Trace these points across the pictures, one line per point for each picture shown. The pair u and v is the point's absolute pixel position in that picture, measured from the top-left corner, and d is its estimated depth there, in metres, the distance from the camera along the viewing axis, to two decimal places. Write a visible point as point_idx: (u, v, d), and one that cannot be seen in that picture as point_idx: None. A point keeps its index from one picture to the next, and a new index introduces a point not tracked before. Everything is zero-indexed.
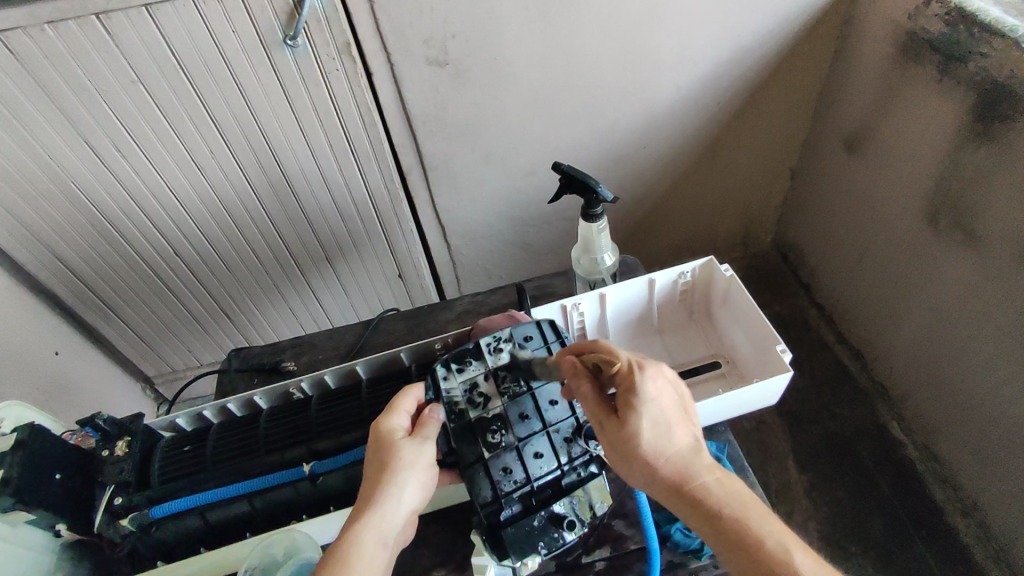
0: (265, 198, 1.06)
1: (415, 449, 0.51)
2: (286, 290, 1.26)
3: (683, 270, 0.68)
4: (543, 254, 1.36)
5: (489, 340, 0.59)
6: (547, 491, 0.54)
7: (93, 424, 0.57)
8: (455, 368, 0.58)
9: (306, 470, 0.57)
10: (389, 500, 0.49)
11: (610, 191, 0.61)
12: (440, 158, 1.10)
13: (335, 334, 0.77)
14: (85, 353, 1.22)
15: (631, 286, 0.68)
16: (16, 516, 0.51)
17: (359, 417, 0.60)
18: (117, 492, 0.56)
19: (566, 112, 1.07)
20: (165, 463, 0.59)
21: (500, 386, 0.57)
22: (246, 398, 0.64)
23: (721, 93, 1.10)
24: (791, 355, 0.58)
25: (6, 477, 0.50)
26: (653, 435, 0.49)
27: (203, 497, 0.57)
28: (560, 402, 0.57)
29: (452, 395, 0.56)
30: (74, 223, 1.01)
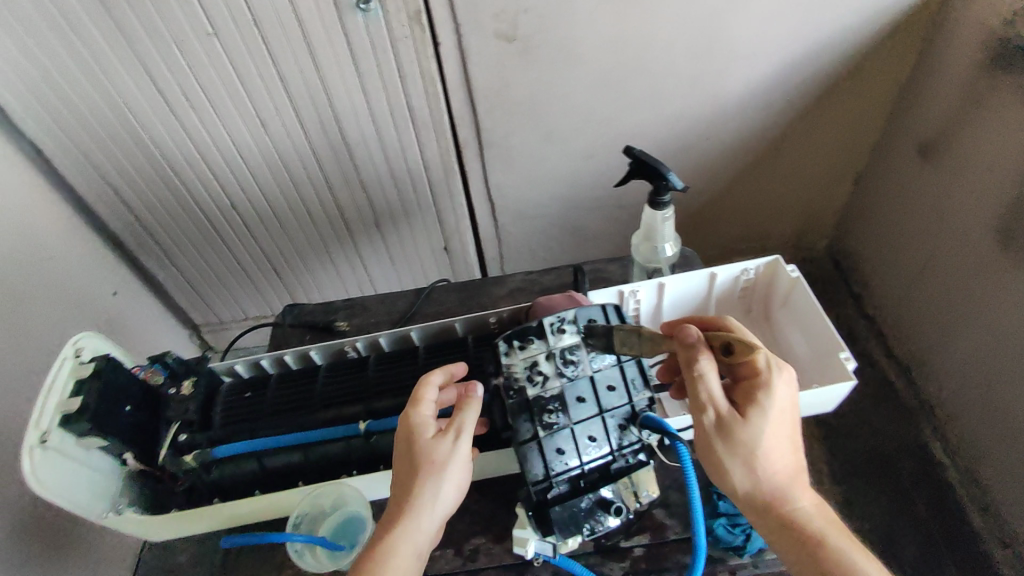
0: (324, 159, 1.08)
1: (448, 443, 0.52)
2: (334, 252, 1.28)
3: (746, 266, 0.66)
4: (590, 239, 1.35)
5: (553, 319, 0.56)
6: (594, 475, 0.54)
7: (162, 363, 0.60)
8: (516, 345, 0.55)
9: (360, 428, 0.58)
10: (428, 498, 0.51)
11: (682, 180, 0.58)
12: (498, 133, 1.09)
13: (387, 300, 0.76)
14: (138, 295, 1.27)
15: (693, 278, 0.66)
16: (91, 442, 0.54)
17: (415, 381, 0.62)
18: (181, 429, 0.59)
19: (629, 95, 1.05)
20: (226, 408, 0.62)
21: (561, 367, 0.55)
22: (303, 352, 0.65)
23: (791, 88, 1.06)
24: (855, 363, 0.57)
25: (86, 403, 0.53)
26: (768, 441, 0.52)
27: (260, 443, 0.59)
28: (616, 388, 0.55)
29: (512, 372, 0.55)
30: (142, 168, 1.05)
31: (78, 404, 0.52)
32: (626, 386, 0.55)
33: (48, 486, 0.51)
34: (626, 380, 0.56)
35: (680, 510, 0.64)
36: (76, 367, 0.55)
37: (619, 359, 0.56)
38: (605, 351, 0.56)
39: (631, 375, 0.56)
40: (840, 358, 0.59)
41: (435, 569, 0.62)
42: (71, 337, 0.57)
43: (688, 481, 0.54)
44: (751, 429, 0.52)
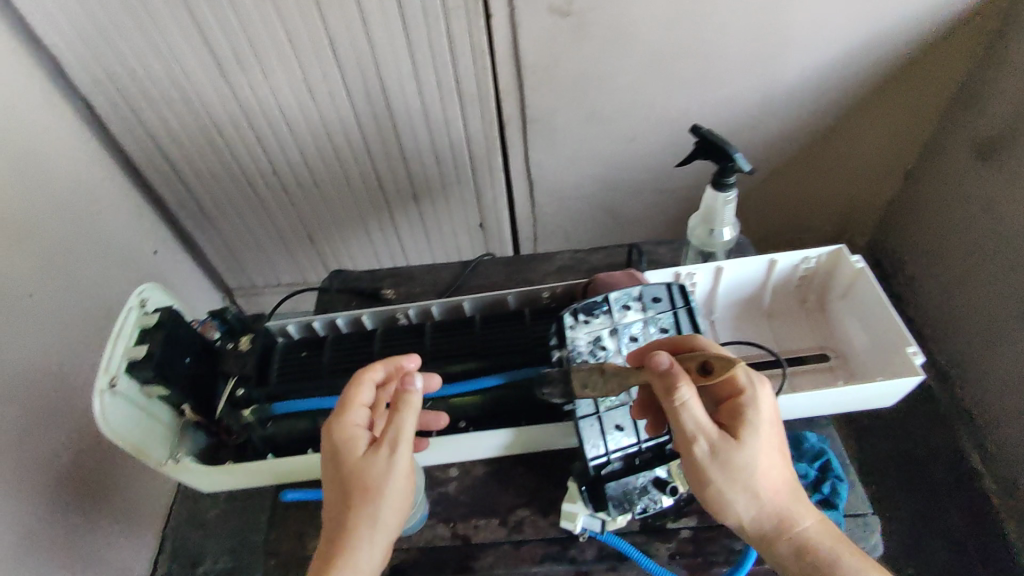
0: (367, 129, 1.08)
1: (383, 459, 0.51)
2: (370, 222, 1.28)
3: (808, 255, 0.64)
4: (627, 223, 1.34)
5: (619, 296, 0.58)
6: (649, 454, 0.57)
7: (222, 319, 0.61)
8: (582, 319, 0.57)
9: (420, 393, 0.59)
10: (369, 521, 0.49)
11: (750, 161, 0.56)
12: (543, 110, 1.08)
13: (434, 270, 0.76)
14: (177, 255, 1.29)
15: (752, 263, 0.64)
16: (154, 390, 0.55)
17: (473, 348, 0.61)
18: (238, 384, 0.59)
19: (679, 77, 1.03)
20: (284, 366, 0.61)
21: (624, 344, 0.57)
22: (355, 316, 0.64)
23: (847, 77, 1.03)
24: (923, 357, 0.54)
25: (151, 352, 0.54)
26: (765, 463, 0.50)
27: (319, 402, 0.58)
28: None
29: (577, 344, 0.56)
30: (188, 128, 1.06)
31: (144, 351, 0.54)
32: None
33: (118, 430, 0.51)
34: None
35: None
36: (142, 317, 0.56)
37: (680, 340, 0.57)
38: (667, 332, 0.57)
39: None
40: (905, 352, 0.57)
41: (478, 538, 0.62)
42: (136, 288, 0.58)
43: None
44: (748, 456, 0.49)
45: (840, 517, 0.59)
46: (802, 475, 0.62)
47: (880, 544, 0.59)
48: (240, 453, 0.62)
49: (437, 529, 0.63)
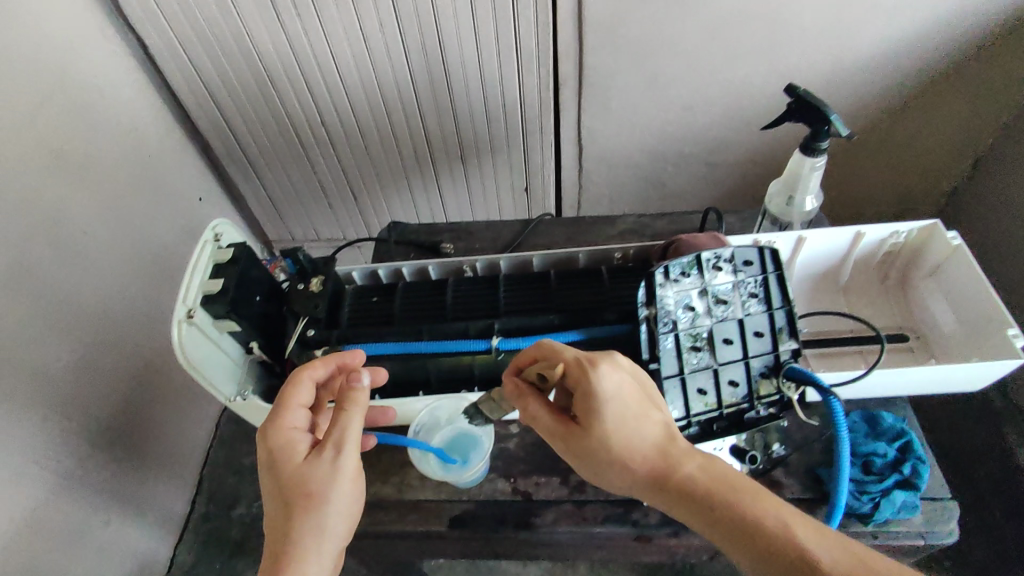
0: (419, 83, 1.05)
1: (328, 462, 0.47)
2: (414, 180, 1.26)
3: (900, 229, 0.60)
4: (675, 196, 1.31)
5: (710, 255, 0.50)
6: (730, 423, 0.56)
7: (293, 258, 0.53)
8: (673, 277, 0.49)
9: (493, 346, 0.52)
10: (314, 529, 0.46)
11: (848, 127, 0.52)
12: (601, 73, 1.04)
13: (494, 227, 0.74)
14: (221, 204, 1.29)
15: (839, 234, 0.60)
16: (226, 326, 0.50)
17: (548, 305, 0.55)
18: (309, 325, 0.53)
19: (747, 43, 0.98)
20: (355, 310, 0.56)
21: (711, 305, 0.50)
22: (398, 267, 0.58)
23: (924, 51, 0.98)
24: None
25: (227, 287, 0.48)
26: (626, 443, 0.46)
27: (388, 349, 0.53)
28: (764, 336, 0.49)
29: (665, 304, 0.49)
30: (241, 74, 1.04)
31: (221, 285, 0.49)
32: (777, 335, 0.49)
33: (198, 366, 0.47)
34: (775, 327, 0.49)
35: (803, 469, 0.57)
36: (217, 251, 0.51)
37: (769, 307, 0.50)
38: (758, 298, 0.50)
39: (782, 322, 0.49)
40: (1001, 332, 0.54)
41: (540, 495, 0.57)
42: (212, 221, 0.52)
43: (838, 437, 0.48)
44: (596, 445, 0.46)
45: (918, 500, 0.56)
46: (879, 454, 0.58)
47: (956, 530, 0.56)
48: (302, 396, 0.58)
49: (497, 483, 0.58)
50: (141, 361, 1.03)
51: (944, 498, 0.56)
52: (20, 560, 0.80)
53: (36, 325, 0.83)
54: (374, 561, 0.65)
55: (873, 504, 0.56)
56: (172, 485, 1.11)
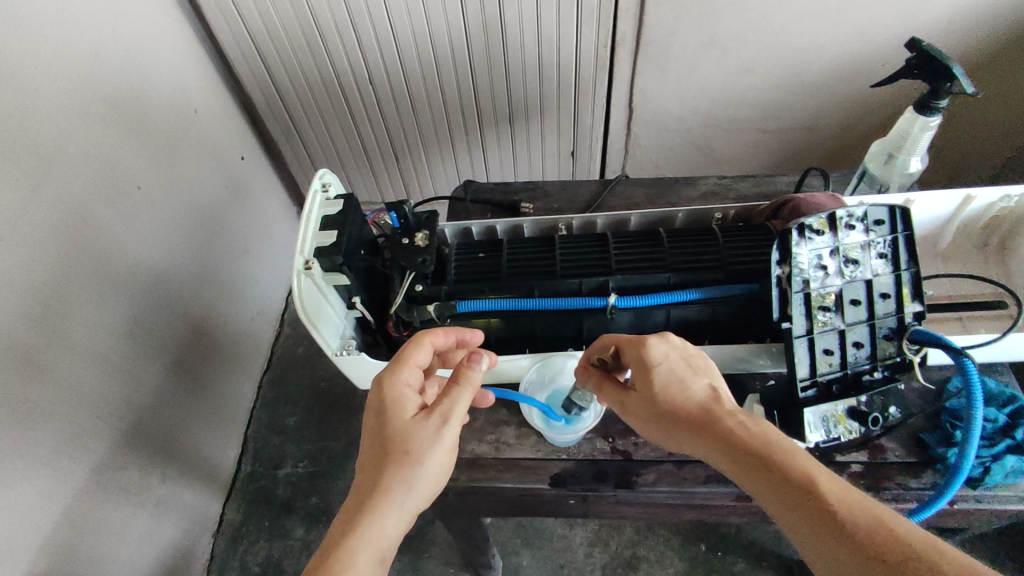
0: (474, 39, 1.01)
1: (433, 428, 0.46)
2: (459, 142, 1.24)
3: (1010, 192, 0.55)
4: (720, 162, 1.28)
5: (842, 214, 0.48)
6: (847, 383, 0.48)
7: (398, 210, 0.50)
8: (806, 235, 0.47)
9: (609, 303, 0.49)
10: (400, 486, 0.44)
11: (973, 84, 0.50)
12: (662, 32, 1.00)
13: (570, 187, 0.73)
14: (262, 164, 1.27)
15: (944, 198, 0.55)
16: (334, 279, 0.48)
17: (660, 261, 0.51)
18: (416, 280, 0.51)
19: (816, 2, 0.94)
20: (460, 266, 0.53)
21: (842, 265, 0.48)
22: (490, 224, 0.57)
23: (1001, 14, 0.94)
24: None
25: (339, 238, 0.47)
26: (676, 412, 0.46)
27: (497, 305, 0.50)
28: (889, 297, 0.48)
29: (799, 263, 0.47)
30: (290, 29, 1.00)
31: (333, 238, 0.47)
32: (902, 295, 0.48)
33: (310, 319, 0.46)
34: (902, 289, 0.48)
35: (907, 433, 0.53)
36: (325, 203, 0.50)
37: (896, 269, 0.48)
38: (885, 259, 0.48)
39: (910, 283, 0.48)
40: None
41: (639, 455, 0.55)
42: (317, 173, 0.51)
43: (971, 394, 0.45)
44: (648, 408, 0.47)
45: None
46: (989, 419, 0.51)
47: None
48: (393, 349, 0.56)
49: (595, 442, 0.56)
50: (190, 320, 1.03)
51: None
52: (88, 514, 0.80)
53: (94, 283, 0.81)
54: (455, 518, 0.65)
55: (982, 465, 0.49)
56: (222, 443, 1.11)
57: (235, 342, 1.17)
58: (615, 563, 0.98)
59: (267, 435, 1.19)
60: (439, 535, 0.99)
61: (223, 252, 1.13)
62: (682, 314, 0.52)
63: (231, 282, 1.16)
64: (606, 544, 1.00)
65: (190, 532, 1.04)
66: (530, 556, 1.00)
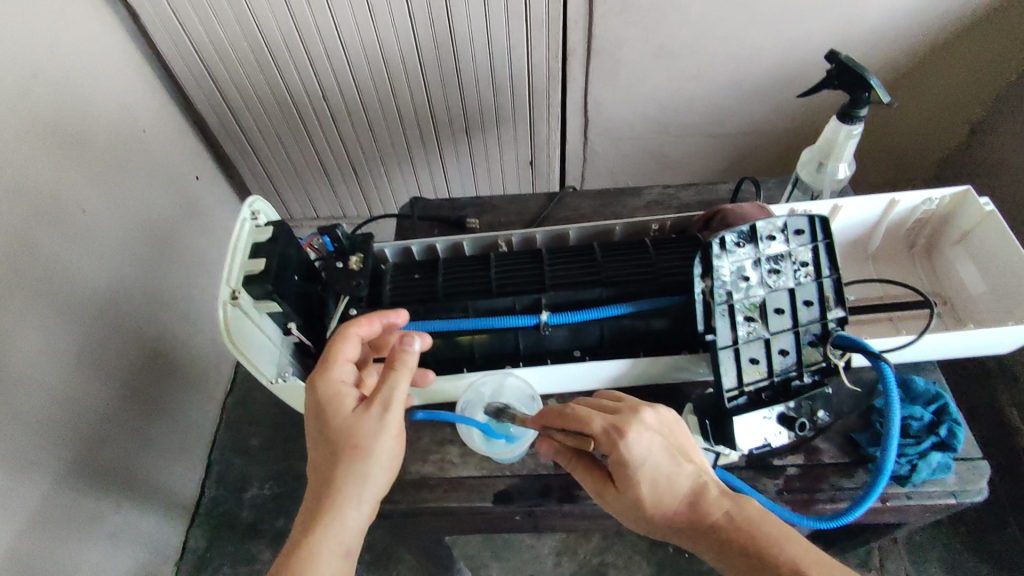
0: (426, 54, 1.01)
1: (376, 417, 0.47)
2: (417, 156, 1.23)
3: (932, 195, 0.56)
4: (674, 167, 1.31)
5: (763, 225, 0.49)
6: (776, 390, 0.49)
7: (330, 234, 0.50)
8: (727, 248, 0.48)
9: (541, 320, 0.50)
10: (356, 481, 0.46)
11: (887, 92, 0.52)
12: (611, 42, 1.02)
13: (517, 201, 0.73)
14: (218, 184, 1.25)
15: (871, 203, 0.57)
16: (266, 307, 0.48)
17: (593, 276, 0.52)
18: (350, 304, 0.51)
19: (757, 11, 0.97)
20: (396, 287, 0.53)
21: (763, 275, 0.49)
22: (430, 244, 0.57)
23: (932, 19, 0.97)
24: None
25: (268, 266, 0.46)
26: (657, 505, 0.47)
27: (434, 326, 0.51)
28: (813, 304, 0.50)
29: (722, 274, 0.48)
30: (238, 47, 0.99)
31: (262, 266, 0.47)
32: (825, 302, 0.49)
33: (236, 344, 0.45)
34: (824, 296, 0.50)
35: (840, 433, 0.54)
36: (255, 230, 0.49)
37: (818, 275, 0.50)
38: (808, 267, 0.50)
39: (831, 290, 0.50)
40: None
41: None
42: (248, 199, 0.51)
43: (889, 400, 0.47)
44: (630, 504, 0.48)
45: (954, 461, 0.50)
46: (915, 417, 0.53)
47: (985, 489, 0.52)
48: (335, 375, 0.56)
49: (539, 457, 0.56)
50: (145, 344, 1.01)
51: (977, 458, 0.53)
52: (36, 550, 0.78)
53: (38, 312, 0.80)
54: (409, 539, 0.65)
55: (912, 463, 0.51)
56: (183, 469, 1.09)
57: (194, 365, 1.15)
58: (582, 570, 0.98)
59: (230, 456, 1.17)
60: (406, 551, 0.98)
61: (178, 274, 1.11)
62: (618, 330, 0.53)
63: (189, 304, 1.14)
64: (573, 552, 1.00)
65: (150, 561, 1.01)
66: (498, 567, 1.00)
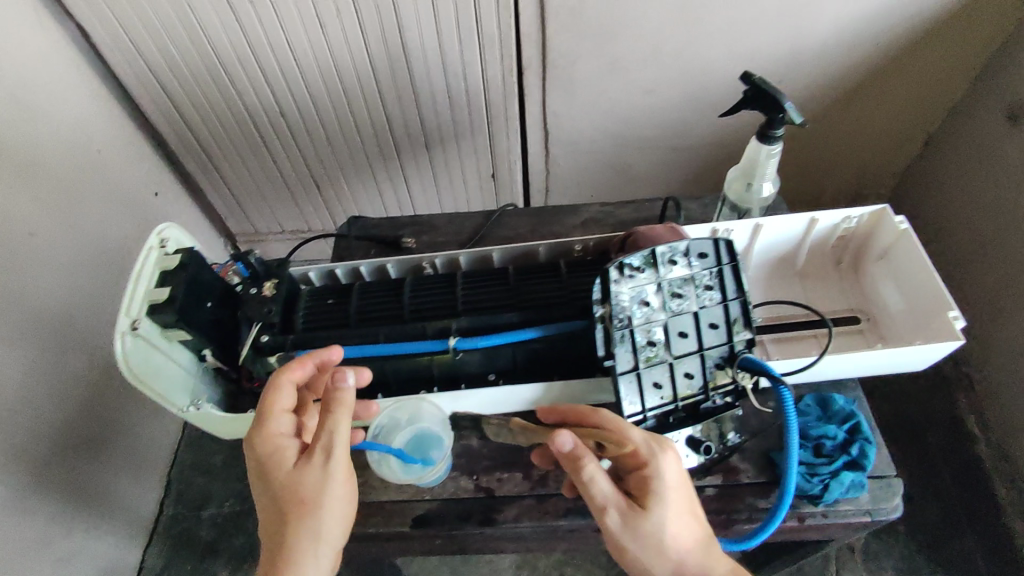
0: (381, 71, 1.02)
1: (319, 469, 0.48)
2: (379, 171, 1.24)
3: (850, 214, 0.57)
4: (637, 178, 1.31)
5: (665, 250, 0.51)
6: (683, 412, 0.52)
7: (242, 263, 0.54)
8: (627, 273, 0.50)
9: (449, 345, 0.53)
10: (310, 536, 0.47)
11: (799, 113, 0.53)
12: (566, 57, 1.03)
13: (456, 220, 0.74)
14: (179, 201, 1.25)
15: (792, 222, 0.57)
16: (174, 334, 0.52)
17: (503, 302, 0.55)
18: (262, 330, 0.54)
19: (707, 27, 0.98)
20: (309, 312, 0.56)
21: (666, 299, 0.51)
22: (353, 266, 0.59)
23: (881, 35, 0.98)
24: (965, 324, 0.49)
25: (173, 295, 0.51)
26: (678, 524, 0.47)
27: (347, 351, 0.53)
28: (719, 328, 0.52)
29: (621, 300, 0.50)
30: (192, 65, 0.99)
31: (166, 295, 0.51)
32: (731, 326, 0.52)
33: (138, 372, 0.50)
34: (730, 320, 0.52)
35: (757, 451, 0.56)
36: (163, 259, 0.53)
37: (724, 298, 0.52)
38: (713, 290, 0.52)
39: (736, 314, 0.52)
40: (945, 316, 0.52)
41: (502, 491, 0.58)
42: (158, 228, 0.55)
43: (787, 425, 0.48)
44: (662, 521, 0.46)
45: (865, 479, 0.53)
46: (830, 436, 0.55)
47: (900, 504, 0.53)
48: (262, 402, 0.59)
49: (460, 480, 0.58)
50: (100, 364, 1.00)
51: (887, 474, 0.55)
52: None
53: None
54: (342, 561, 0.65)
55: (823, 483, 0.53)
56: (140, 488, 1.09)
57: None
58: None
59: (190, 476, 1.17)
60: None
61: None
62: (532, 354, 0.55)
63: None
64: (531, 566, 1.01)
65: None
66: None
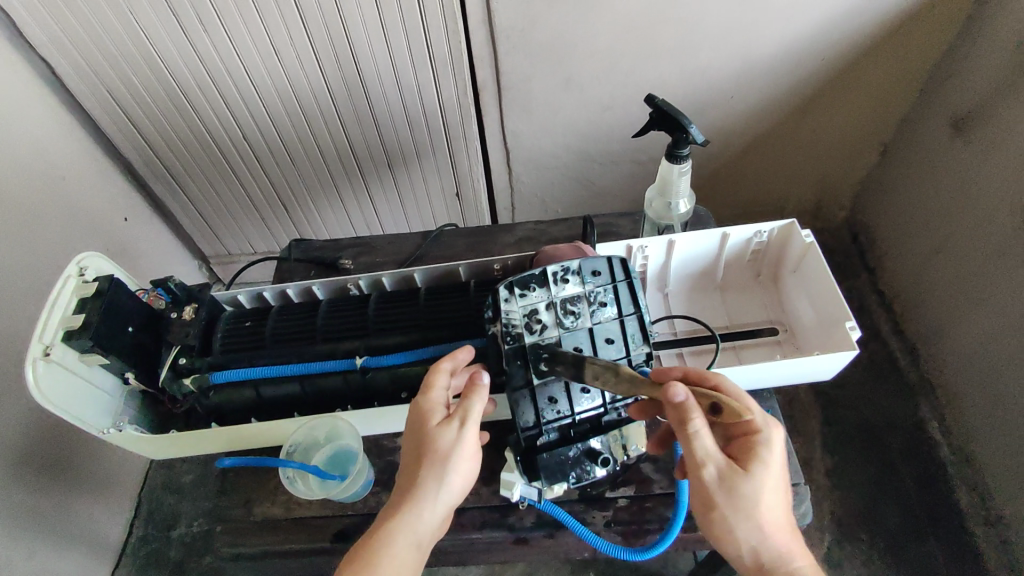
0: (338, 97, 1.05)
1: (455, 432, 0.50)
2: (345, 190, 1.26)
3: (761, 229, 0.62)
4: (600, 192, 1.33)
5: (556, 269, 0.56)
6: (586, 425, 0.55)
7: (163, 287, 0.61)
8: (517, 292, 0.54)
9: (357, 363, 0.59)
10: (434, 486, 0.49)
11: (703, 135, 0.56)
12: (520, 77, 1.05)
13: (395, 241, 0.77)
14: (150, 224, 1.28)
15: (704, 238, 0.62)
16: (93, 359, 0.55)
17: (409, 322, 0.61)
18: (182, 353, 0.60)
19: (656, 46, 1.00)
20: (226, 336, 0.62)
21: (559, 316, 0.55)
22: (282, 289, 0.66)
23: (826, 48, 1.00)
24: (860, 333, 0.53)
25: (87, 321, 0.54)
26: (769, 497, 0.48)
27: (257, 372, 0.59)
28: (614, 342, 0.55)
29: (511, 318, 0.54)
30: (153, 93, 1.02)
31: (80, 321, 0.54)
32: (625, 339, 0.55)
33: (51, 397, 0.53)
34: (625, 334, 0.55)
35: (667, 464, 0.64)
36: (80, 287, 0.57)
37: (620, 314, 0.56)
38: (609, 305, 0.56)
39: (630, 329, 0.55)
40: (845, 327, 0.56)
41: None
42: (77, 257, 0.59)
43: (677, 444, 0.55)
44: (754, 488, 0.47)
45: None
46: None
47: None
48: (188, 421, 0.64)
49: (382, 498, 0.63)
50: None
51: (792, 484, 0.65)
52: None
53: None
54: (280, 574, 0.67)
55: None
56: (107, 508, 1.10)
57: None
58: None
59: (161, 495, 1.19)
60: None
61: None
62: None
63: None
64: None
65: None
66: None
